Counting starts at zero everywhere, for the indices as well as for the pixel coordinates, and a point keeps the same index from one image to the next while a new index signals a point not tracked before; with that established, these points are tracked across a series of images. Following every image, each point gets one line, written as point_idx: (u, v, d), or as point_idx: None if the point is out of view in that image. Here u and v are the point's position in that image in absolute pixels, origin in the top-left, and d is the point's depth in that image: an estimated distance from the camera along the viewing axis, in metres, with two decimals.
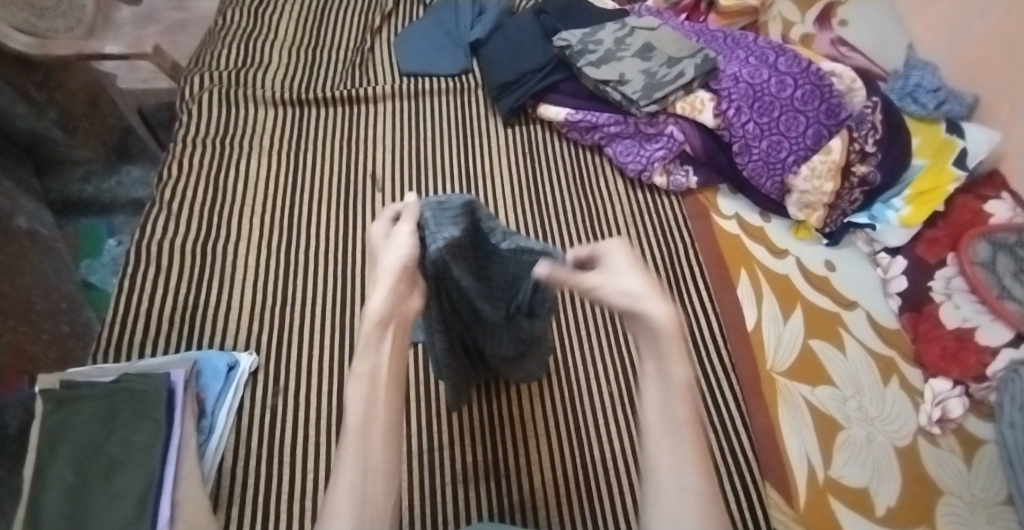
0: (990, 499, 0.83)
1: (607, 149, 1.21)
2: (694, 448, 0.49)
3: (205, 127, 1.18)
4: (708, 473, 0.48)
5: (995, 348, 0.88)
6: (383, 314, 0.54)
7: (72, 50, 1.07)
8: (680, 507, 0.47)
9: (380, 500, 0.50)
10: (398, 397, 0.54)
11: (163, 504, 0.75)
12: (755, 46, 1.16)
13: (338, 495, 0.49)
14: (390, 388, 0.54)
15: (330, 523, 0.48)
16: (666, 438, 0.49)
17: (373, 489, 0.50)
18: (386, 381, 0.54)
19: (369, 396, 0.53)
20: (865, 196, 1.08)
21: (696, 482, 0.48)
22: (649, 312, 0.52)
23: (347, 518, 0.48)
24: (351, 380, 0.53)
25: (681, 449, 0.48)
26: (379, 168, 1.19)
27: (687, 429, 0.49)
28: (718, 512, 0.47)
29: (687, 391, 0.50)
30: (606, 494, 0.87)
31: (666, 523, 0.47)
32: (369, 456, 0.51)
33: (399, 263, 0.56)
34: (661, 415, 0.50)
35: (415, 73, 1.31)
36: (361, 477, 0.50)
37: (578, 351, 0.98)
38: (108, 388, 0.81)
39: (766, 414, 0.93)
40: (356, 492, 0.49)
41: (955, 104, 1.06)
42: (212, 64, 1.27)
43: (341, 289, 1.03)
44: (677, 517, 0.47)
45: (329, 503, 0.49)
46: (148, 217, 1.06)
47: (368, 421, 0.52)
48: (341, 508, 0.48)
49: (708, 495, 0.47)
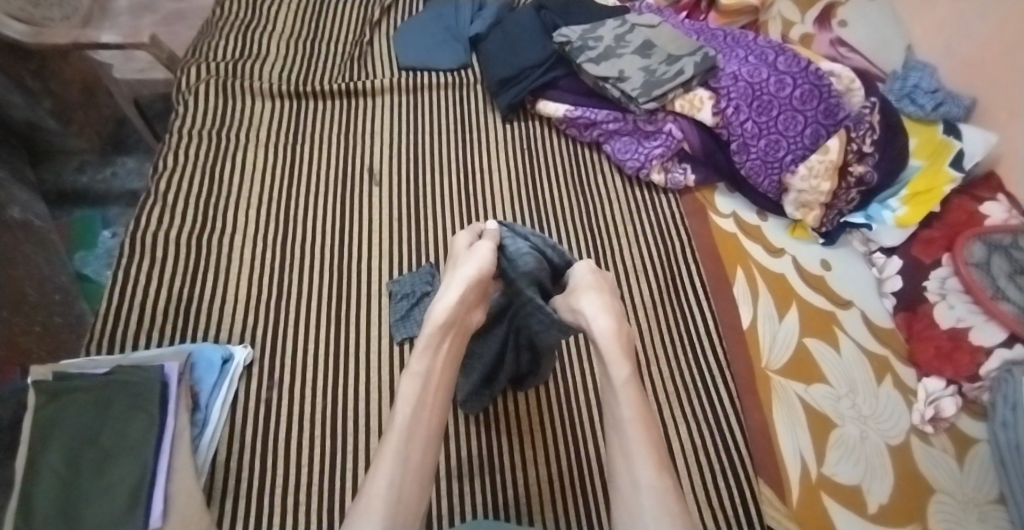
0: (982, 498, 0.84)
1: (605, 146, 1.21)
2: (641, 435, 0.65)
3: (201, 118, 1.17)
4: (655, 450, 0.64)
5: (988, 349, 0.88)
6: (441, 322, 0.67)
7: (67, 38, 1.06)
8: (635, 485, 0.63)
9: (410, 483, 0.61)
10: (440, 404, 0.67)
11: (155, 497, 0.75)
12: (754, 45, 1.16)
13: (379, 470, 0.60)
14: (436, 391, 0.66)
15: (370, 491, 0.59)
16: (619, 432, 0.66)
17: (407, 473, 0.61)
18: (432, 387, 0.66)
19: (418, 395, 0.65)
20: (862, 196, 1.09)
21: (654, 478, 0.62)
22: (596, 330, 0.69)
23: (386, 487, 0.59)
24: (407, 376, 0.66)
25: (631, 437, 0.65)
26: (377, 162, 1.18)
27: (633, 423, 0.65)
28: (665, 476, 0.63)
29: (630, 390, 0.67)
30: (600, 488, 0.87)
31: (626, 494, 0.63)
32: (410, 447, 0.62)
33: (477, 273, 0.69)
34: (614, 414, 0.67)
35: (414, 67, 1.30)
36: (400, 460, 0.61)
37: (576, 348, 0.98)
38: (101, 379, 0.80)
39: (760, 412, 0.93)
40: (394, 470, 0.60)
41: (953, 105, 1.07)
42: (209, 55, 1.26)
43: (339, 284, 1.03)
44: (632, 488, 0.63)
45: (371, 474, 0.60)
46: (143, 209, 1.05)
47: (417, 419, 0.64)
48: (381, 479, 0.59)
49: (654, 471, 0.63)
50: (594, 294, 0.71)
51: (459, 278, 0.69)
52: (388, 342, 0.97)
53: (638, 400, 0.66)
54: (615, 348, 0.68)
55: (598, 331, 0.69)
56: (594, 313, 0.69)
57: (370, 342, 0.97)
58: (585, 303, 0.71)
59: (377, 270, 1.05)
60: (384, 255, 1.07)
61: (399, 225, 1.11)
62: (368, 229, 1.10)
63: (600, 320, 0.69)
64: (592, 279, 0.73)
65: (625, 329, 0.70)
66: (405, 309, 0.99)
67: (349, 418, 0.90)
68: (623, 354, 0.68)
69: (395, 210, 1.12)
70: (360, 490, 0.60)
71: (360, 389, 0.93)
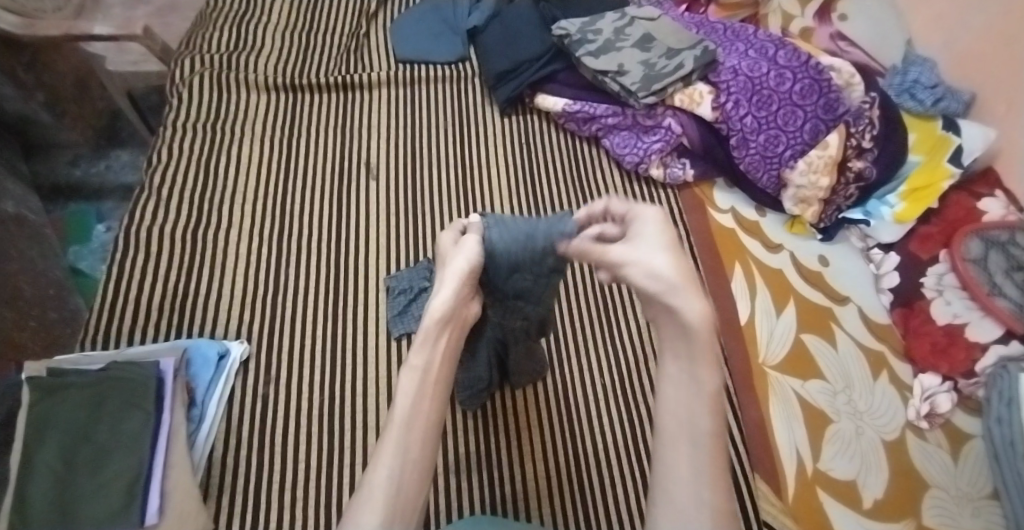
0: (977, 493, 0.85)
1: (604, 141, 1.21)
2: (713, 457, 0.49)
3: (196, 111, 1.16)
4: (724, 481, 0.49)
5: (984, 345, 0.89)
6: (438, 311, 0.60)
7: (59, 30, 1.05)
8: (695, 512, 0.48)
9: (414, 475, 0.55)
10: (442, 395, 0.59)
11: (152, 493, 0.74)
12: (754, 39, 1.15)
13: (379, 461, 0.55)
14: (437, 383, 0.59)
15: (371, 484, 0.53)
16: (690, 444, 0.49)
17: (409, 464, 0.55)
18: (434, 376, 0.59)
19: (419, 384, 0.58)
20: (861, 191, 1.08)
21: (712, 496, 0.48)
22: (682, 306, 0.52)
23: (384, 483, 0.53)
24: (406, 369, 0.59)
25: (702, 456, 0.49)
26: (374, 155, 1.17)
27: (711, 442, 0.49)
28: (730, 514, 0.48)
29: (714, 399, 0.50)
30: (597, 482, 0.87)
31: (672, 508, 0.49)
32: (412, 434, 0.56)
33: (468, 268, 0.63)
34: (684, 416, 0.51)
35: (411, 60, 1.29)
36: (401, 449, 0.55)
37: (572, 343, 0.99)
38: (96, 376, 0.80)
39: (757, 409, 0.93)
40: (395, 462, 0.54)
41: (952, 101, 1.07)
42: (203, 46, 1.24)
43: (336, 280, 1.02)
44: (688, 513, 0.48)
45: (371, 466, 0.55)
46: (137, 202, 1.04)
47: (418, 409, 0.57)
48: (381, 469, 0.54)
49: (722, 504, 0.48)
50: (670, 253, 0.55)
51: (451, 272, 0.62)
52: (385, 338, 0.97)
53: (719, 415, 0.50)
54: (706, 339, 0.51)
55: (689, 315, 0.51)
56: (649, 252, 0.55)
57: (367, 338, 0.97)
58: (657, 258, 0.54)
59: (374, 264, 1.05)
60: (381, 251, 1.06)
61: (396, 220, 1.10)
62: (365, 224, 1.09)
63: (691, 301, 0.52)
64: (663, 230, 0.57)
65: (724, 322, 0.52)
66: (402, 305, 0.98)
67: (346, 414, 0.90)
68: (714, 351, 0.51)
69: (393, 205, 1.12)
70: (361, 481, 0.55)
71: (357, 385, 0.93)
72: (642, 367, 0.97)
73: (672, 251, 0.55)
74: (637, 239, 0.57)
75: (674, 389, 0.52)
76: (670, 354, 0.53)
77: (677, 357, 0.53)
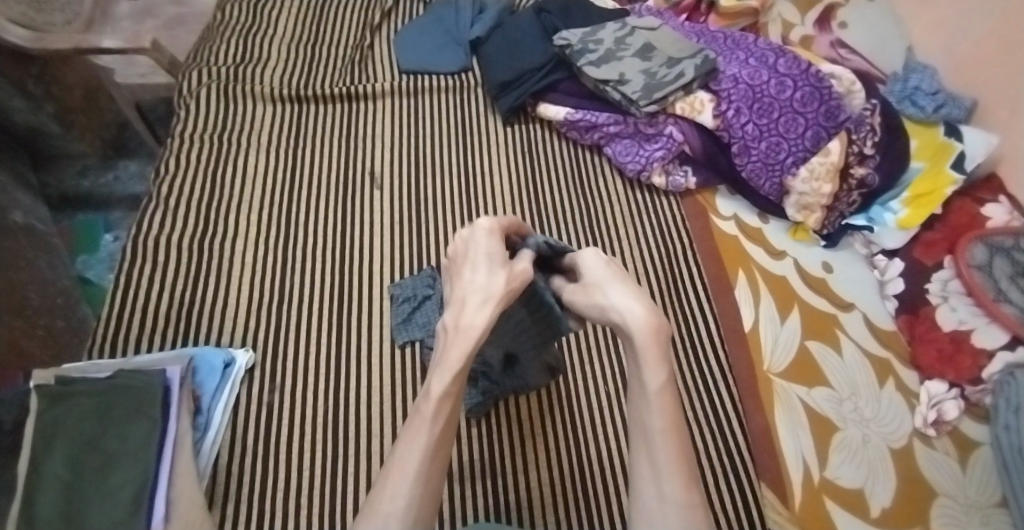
0: (985, 501, 0.84)
1: (606, 149, 1.21)
2: (671, 450, 0.55)
3: (203, 122, 1.17)
4: (686, 472, 0.55)
5: (990, 351, 0.88)
6: (477, 335, 0.59)
7: (69, 43, 1.07)
8: (661, 506, 0.53)
9: (429, 501, 0.54)
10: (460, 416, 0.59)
11: (157, 502, 0.75)
12: (755, 47, 1.16)
13: (396, 488, 0.53)
14: (458, 406, 0.58)
15: (385, 513, 0.51)
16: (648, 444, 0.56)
17: (425, 493, 0.53)
18: (458, 399, 0.58)
19: (443, 407, 0.57)
20: (863, 198, 1.09)
21: (680, 492, 0.53)
22: (629, 321, 0.60)
23: (404, 505, 0.52)
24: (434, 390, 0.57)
25: (661, 451, 0.55)
26: (378, 165, 1.19)
27: (664, 437, 0.55)
28: (698, 504, 0.53)
29: (666, 397, 0.57)
30: (602, 491, 0.87)
31: (648, 509, 0.54)
32: (431, 460, 0.55)
33: (514, 283, 0.63)
34: (642, 418, 0.57)
35: (415, 71, 1.31)
36: (421, 477, 0.53)
37: (576, 351, 0.98)
38: (102, 384, 0.81)
39: (762, 416, 0.92)
40: (414, 491, 0.53)
41: (954, 107, 1.07)
42: (211, 59, 1.26)
43: (340, 288, 1.03)
44: (655, 507, 0.54)
45: (385, 494, 0.53)
46: (144, 213, 1.05)
47: (440, 431, 0.56)
48: (399, 497, 0.52)
49: (688, 499, 0.53)
50: (615, 281, 0.64)
51: (496, 287, 0.61)
52: (390, 345, 0.97)
53: (671, 410, 0.57)
54: (652, 344, 0.58)
55: (633, 327, 0.59)
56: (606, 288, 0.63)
57: (371, 345, 0.97)
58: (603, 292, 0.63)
59: (379, 272, 1.05)
60: (385, 259, 1.07)
61: (400, 229, 1.11)
62: (368, 233, 1.10)
63: (633, 313, 0.60)
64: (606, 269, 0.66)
65: (663, 324, 0.60)
66: (406, 312, 0.99)
67: (350, 422, 0.90)
68: (660, 356, 0.58)
69: (396, 213, 1.12)
70: (372, 506, 0.52)
71: (361, 393, 0.93)
72: None
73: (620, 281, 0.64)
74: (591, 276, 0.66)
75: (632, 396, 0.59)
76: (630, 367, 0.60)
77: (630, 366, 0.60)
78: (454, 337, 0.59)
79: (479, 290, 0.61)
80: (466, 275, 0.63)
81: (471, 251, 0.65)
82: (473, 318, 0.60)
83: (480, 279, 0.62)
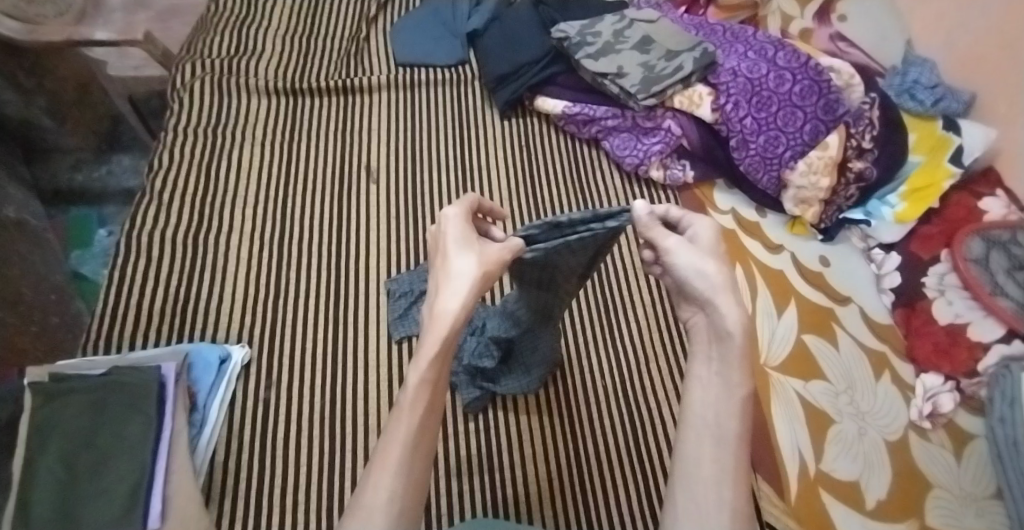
0: (979, 493, 0.85)
1: (604, 143, 1.21)
2: (738, 461, 0.50)
3: (197, 116, 1.16)
4: (744, 486, 0.50)
5: (986, 344, 0.88)
6: (452, 321, 0.54)
7: (61, 36, 1.05)
8: (713, 511, 0.48)
9: (414, 491, 0.53)
10: (441, 404, 0.56)
11: (154, 495, 0.75)
12: (754, 40, 1.15)
13: (378, 481, 0.51)
14: (439, 395, 0.56)
15: (368, 506, 0.50)
16: (715, 446, 0.50)
17: (410, 484, 0.52)
18: (440, 386, 0.56)
19: (422, 395, 0.54)
20: (861, 192, 1.08)
21: (731, 495, 0.48)
22: (720, 307, 0.53)
23: (386, 502, 0.50)
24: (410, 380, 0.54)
25: (722, 456, 0.49)
26: (375, 158, 1.18)
27: (737, 445, 0.50)
28: (749, 515, 0.49)
29: (743, 405, 0.51)
30: (600, 484, 0.87)
31: (692, 502, 0.49)
32: (413, 450, 0.53)
33: (487, 269, 0.57)
34: (713, 417, 0.51)
35: (411, 63, 1.29)
36: (404, 469, 0.52)
37: (574, 344, 0.99)
38: (98, 381, 0.80)
39: (759, 410, 0.92)
40: (397, 483, 0.51)
41: (952, 101, 1.07)
42: (204, 51, 1.25)
43: (336, 282, 1.02)
44: (710, 513, 0.48)
45: (368, 485, 0.51)
46: (138, 208, 1.04)
47: (421, 422, 0.54)
48: (382, 489, 0.51)
49: (742, 507, 0.48)
50: (714, 259, 0.55)
51: (468, 274, 0.55)
52: (387, 340, 0.97)
53: (747, 420, 0.51)
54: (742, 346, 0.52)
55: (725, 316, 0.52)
56: (695, 261, 0.55)
57: (368, 341, 0.97)
58: (706, 263, 0.55)
59: (375, 268, 1.05)
60: (381, 254, 1.06)
61: (396, 223, 1.10)
62: (365, 228, 1.09)
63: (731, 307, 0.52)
64: (715, 241, 0.57)
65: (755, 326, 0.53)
66: (403, 307, 0.99)
67: (347, 418, 0.90)
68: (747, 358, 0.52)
69: (393, 207, 1.12)
70: (356, 498, 0.51)
71: (358, 389, 0.93)
72: (643, 368, 0.98)
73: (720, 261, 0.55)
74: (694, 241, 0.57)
75: (704, 391, 0.52)
76: (702, 355, 0.54)
77: (707, 358, 0.54)
78: (429, 323, 0.55)
79: (454, 277, 0.55)
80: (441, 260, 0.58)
81: (441, 236, 0.60)
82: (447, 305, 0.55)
83: (451, 267, 0.56)
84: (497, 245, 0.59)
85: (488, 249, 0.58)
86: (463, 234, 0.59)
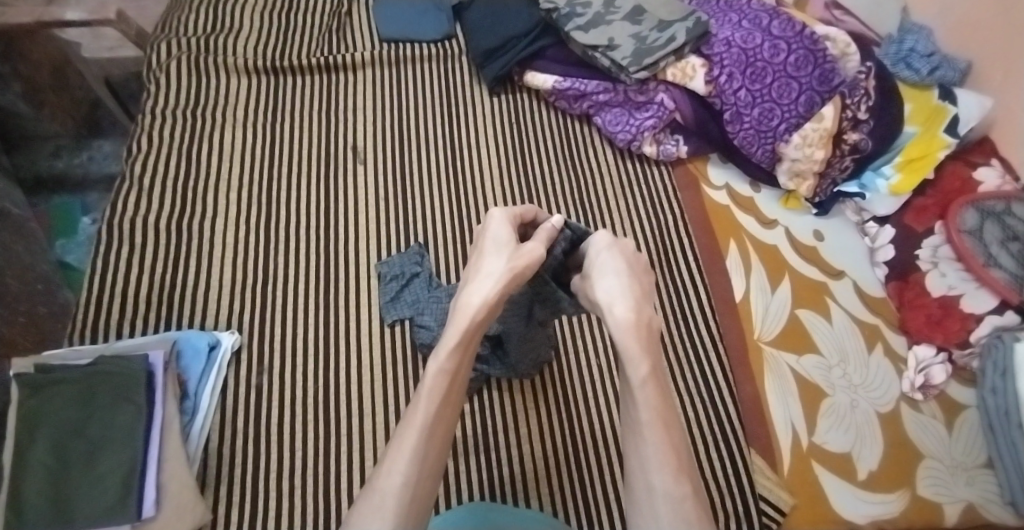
0: (971, 462, 0.86)
1: (596, 118, 1.19)
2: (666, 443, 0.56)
3: (175, 98, 1.13)
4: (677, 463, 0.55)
5: (979, 316, 0.88)
6: (478, 313, 0.58)
7: (31, 16, 1.01)
8: (648, 501, 0.54)
9: (426, 480, 0.55)
10: (460, 396, 0.59)
11: (147, 487, 0.74)
12: (748, 8, 1.12)
13: (392, 466, 0.54)
14: (458, 386, 0.59)
15: (383, 491, 0.53)
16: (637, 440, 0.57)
17: (423, 471, 0.54)
18: (458, 378, 0.59)
19: (442, 388, 0.57)
20: (857, 163, 1.06)
21: (670, 482, 0.54)
22: (614, 315, 0.60)
23: (398, 487, 0.53)
24: (431, 370, 0.58)
25: (651, 449, 0.55)
26: (361, 139, 1.15)
27: (660, 427, 0.56)
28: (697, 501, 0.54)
29: (656, 391, 0.57)
30: (595, 462, 0.87)
31: (639, 505, 0.54)
32: (429, 440, 0.56)
33: (518, 267, 0.60)
34: (633, 418, 0.58)
35: (396, 39, 1.26)
36: (418, 453, 0.54)
37: (568, 325, 0.98)
38: (83, 372, 0.79)
39: (753, 384, 0.93)
40: (410, 469, 0.54)
41: (948, 69, 1.04)
42: (180, 29, 1.21)
43: (326, 266, 1.01)
44: (660, 507, 0.53)
45: (383, 469, 0.54)
46: (119, 193, 1.02)
47: (438, 411, 0.57)
48: (395, 475, 0.53)
49: (679, 490, 0.53)
50: (619, 278, 0.62)
51: (497, 271, 0.60)
52: (379, 324, 0.96)
53: (662, 408, 0.57)
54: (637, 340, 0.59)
55: (615, 322, 0.60)
56: (611, 298, 0.61)
57: (359, 326, 0.96)
58: (617, 307, 0.60)
59: (365, 249, 1.03)
60: (371, 235, 1.05)
61: (385, 204, 1.08)
62: (354, 209, 1.07)
63: (619, 308, 0.60)
64: (609, 257, 0.64)
65: (649, 321, 0.60)
66: (395, 290, 0.97)
67: (342, 403, 0.89)
68: (645, 347, 0.58)
69: (381, 188, 1.10)
70: (371, 483, 0.54)
71: (351, 374, 0.92)
72: None
73: (634, 300, 0.61)
74: (595, 270, 0.64)
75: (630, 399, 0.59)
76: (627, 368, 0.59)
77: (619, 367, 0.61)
78: (456, 318, 0.59)
79: (482, 274, 0.60)
80: (477, 259, 0.62)
81: (481, 236, 0.64)
82: (473, 300, 0.59)
83: (484, 265, 0.61)
84: (532, 244, 0.61)
85: (523, 246, 0.61)
86: (496, 235, 0.63)
